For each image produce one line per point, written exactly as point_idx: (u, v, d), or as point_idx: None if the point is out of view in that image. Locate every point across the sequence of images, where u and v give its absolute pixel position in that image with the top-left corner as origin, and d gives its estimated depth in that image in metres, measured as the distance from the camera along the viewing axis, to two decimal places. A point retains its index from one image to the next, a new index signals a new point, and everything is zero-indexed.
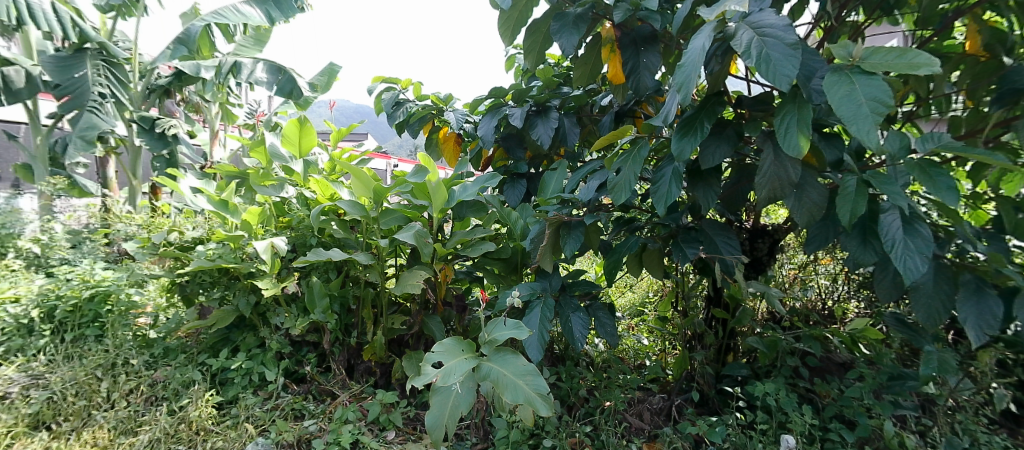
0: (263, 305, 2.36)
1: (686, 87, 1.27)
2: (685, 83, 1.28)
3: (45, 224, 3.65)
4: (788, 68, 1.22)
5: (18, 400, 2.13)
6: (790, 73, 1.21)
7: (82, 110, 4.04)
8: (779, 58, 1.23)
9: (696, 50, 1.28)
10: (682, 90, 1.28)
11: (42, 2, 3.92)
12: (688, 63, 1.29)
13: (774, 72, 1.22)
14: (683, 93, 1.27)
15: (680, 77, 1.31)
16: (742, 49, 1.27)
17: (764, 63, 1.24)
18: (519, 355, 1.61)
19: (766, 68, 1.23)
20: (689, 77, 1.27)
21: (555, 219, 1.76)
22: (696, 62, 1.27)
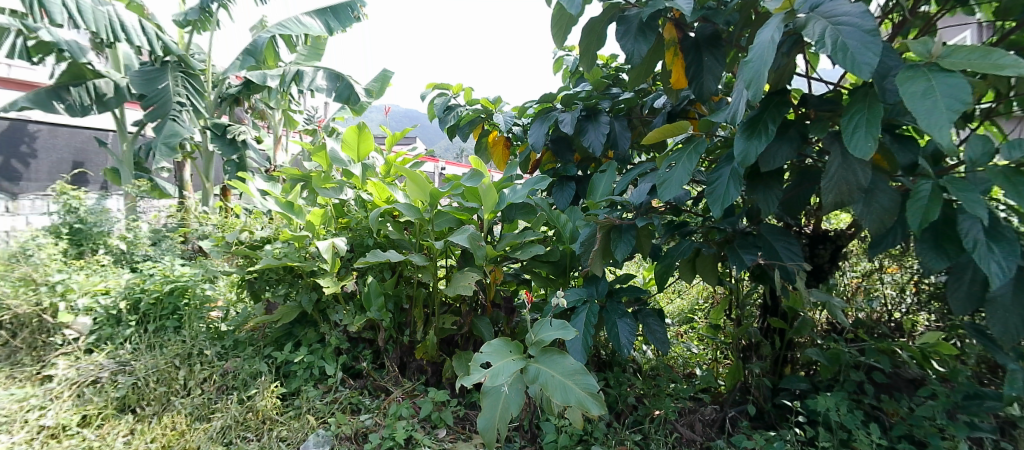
0: (323, 302, 2.48)
1: (756, 85, 1.24)
2: (753, 80, 1.25)
3: (131, 223, 3.96)
4: (867, 56, 1.18)
5: (109, 384, 2.33)
6: (869, 62, 1.17)
7: (166, 118, 4.36)
8: (857, 46, 1.19)
9: (764, 44, 1.25)
10: (750, 88, 1.26)
11: (132, 20, 4.27)
12: (756, 59, 1.26)
13: (853, 60, 1.18)
14: (752, 92, 1.25)
15: (747, 73, 1.28)
16: (816, 39, 1.24)
17: (840, 51, 1.21)
18: (567, 356, 1.63)
19: (843, 56, 1.20)
20: (758, 73, 1.24)
21: (605, 223, 1.76)
22: (764, 57, 1.24)
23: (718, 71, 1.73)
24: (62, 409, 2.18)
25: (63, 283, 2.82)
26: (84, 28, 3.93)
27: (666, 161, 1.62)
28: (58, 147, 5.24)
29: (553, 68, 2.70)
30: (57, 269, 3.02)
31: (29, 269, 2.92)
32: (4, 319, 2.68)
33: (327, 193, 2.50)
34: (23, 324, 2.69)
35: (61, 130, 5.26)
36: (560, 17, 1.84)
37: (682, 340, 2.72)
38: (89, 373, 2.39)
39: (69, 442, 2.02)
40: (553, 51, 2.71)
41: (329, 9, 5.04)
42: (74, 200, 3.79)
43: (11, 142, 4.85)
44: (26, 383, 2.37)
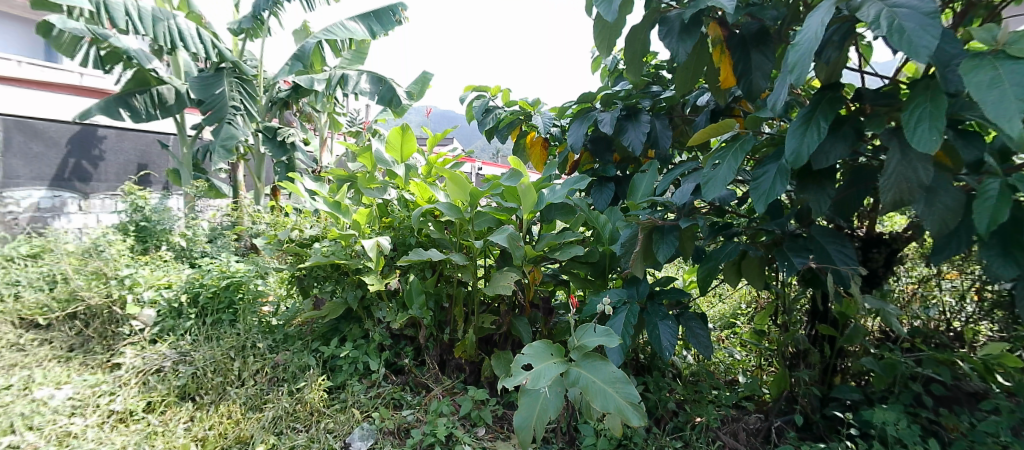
0: (367, 299, 2.55)
1: (800, 69, 1.22)
2: (798, 64, 1.23)
3: (190, 221, 4.18)
4: (926, 39, 1.13)
5: (171, 373, 2.47)
6: (929, 44, 1.12)
7: (222, 122, 4.58)
8: (915, 28, 1.14)
9: (813, 29, 1.22)
10: (794, 72, 1.23)
11: (189, 28, 4.49)
12: (803, 42, 1.23)
13: (910, 42, 1.13)
14: (796, 76, 1.23)
15: (793, 57, 1.25)
16: (870, 20, 1.21)
17: (896, 34, 1.16)
18: (609, 363, 1.62)
19: (899, 38, 1.15)
20: (803, 58, 1.22)
21: (647, 224, 1.74)
22: (813, 40, 1.21)
23: (767, 68, 1.68)
24: (130, 395, 2.32)
25: (130, 277, 3.02)
26: (142, 33, 4.17)
27: (711, 159, 1.59)
28: (125, 150, 5.57)
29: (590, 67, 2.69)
30: (125, 264, 3.23)
31: (101, 263, 3.13)
32: (78, 309, 2.90)
33: (371, 193, 2.56)
34: (95, 314, 2.89)
35: (128, 134, 5.59)
36: (602, 27, 1.81)
37: (724, 345, 2.66)
38: (153, 362, 2.54)
39: (136, 425, 2.16)
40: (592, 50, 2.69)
41: (372, 13, 5.17)
42: (140, 200, 4.04)
43: (83, 145, 5.19)
44: (97, 370, 2.54)
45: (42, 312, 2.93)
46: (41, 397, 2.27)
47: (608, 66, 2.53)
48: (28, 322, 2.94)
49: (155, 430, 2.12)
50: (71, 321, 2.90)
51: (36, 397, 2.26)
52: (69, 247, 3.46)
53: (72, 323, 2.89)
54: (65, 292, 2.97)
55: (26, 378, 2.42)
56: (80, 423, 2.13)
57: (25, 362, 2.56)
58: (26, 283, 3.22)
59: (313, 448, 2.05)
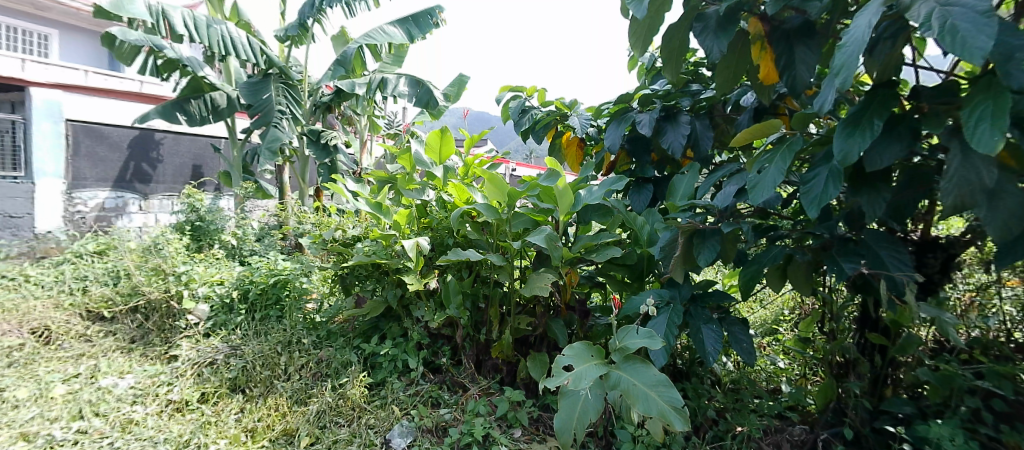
0: (406, 298, 2.59)
1: (848, 69, 1.17)
2: (845, 65, 1.18)
3: (240, 221, 4.36)
4: (983, 39, 1.07)
5: (223, 365, 2.59)
6: (985, 45, 1.06)
7: (269, 125, 4.76)
8: (970, 28, 1.09)
9: (862, 28, 1.17)
10: (841, 73, 1.18)
11: (240, 36, 4.68)
12: (851, 42, 1.18)
13: (964, 44, 1.08)
14: (842, 78, 1.18)
15: (839, 59, 1.21)
16: (920, 21, 1.15)
17: (949, 35, 1.11)
18: (651, 366, 1.61)
19: (952, 40, 1.10)
20: (850, 58, 1.17)
21: (687, 227, 1.70)
22: (861, 40, 1.16)
23: (812, 62, 1.62)
24: (186, 386, 2.44)
25: (186, 274, 3.17)
26: (198, 41, 4.39)
27: (756, 162, 1.55)
28: (181, 153, 5.85)
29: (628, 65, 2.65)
30: (182, 261, 3.40)
31: (160, 260, 3.31)
32: (140, 303, 3.06)
33: (410, 194, 2.60)
34: (154, 308, 3.05)
35: (183, 138, 5.87)
36: (637, 24, 1.72)
37: (766, 352, 2.58)
38: (207, 355, 2.66)
39: (191, 415, 2.26)
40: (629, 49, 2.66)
41: (411, 17, 5.27)
42: (196, 201, 4.26)
43: (143, 148, 5.47)
44: (156, 361, 2.69)
45: (106, 305, 3.12)
46: (106, 385, 2.41)
47: (646, 64, 2.49)
48: (94, 314, 3.13)
49: (208, 420, 2.22)
50: (132, 314, 3.08)
51: (102, 385, 2.41)
52: (132, 245, 3.67)
53: (134, 316, 3.07)
54: (128, 287, 3.15)
55: (92, 367, 2.58)
56: (140, 411, 2.25)
57: (92, 352, 2.73)
58: (93, 278, 3.43)
59: (355, 443, 2.10)
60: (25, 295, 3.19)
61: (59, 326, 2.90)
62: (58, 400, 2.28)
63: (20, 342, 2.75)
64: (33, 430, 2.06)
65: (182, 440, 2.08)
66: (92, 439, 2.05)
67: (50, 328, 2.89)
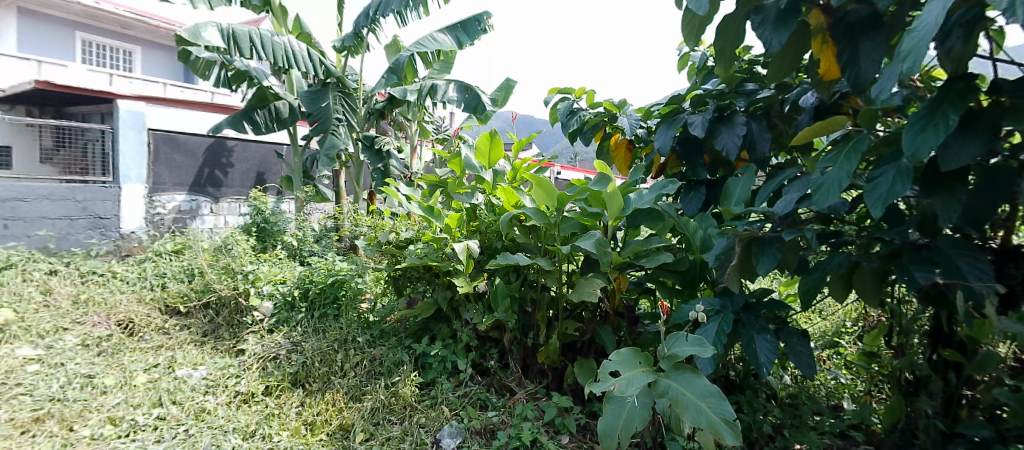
0: (456, 300, 2.64)
1: (916, 55, 1.10)
2: (914, 51, 1.11)
3: (300, 223, 4.57)
4: None
5: (285, 360, 2.72)
6: None
7: (327, 132, 4.98)
8: None
9: (935, 12, 1.09)
10: (909, 59, 1.11)
11: (300, 47, 4.89)
12: (922, 27, 1.11)
13: None
14: (909, 64, 1.11)
15: (909, 44, 1.13)
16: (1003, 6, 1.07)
17: None
18: (701, 375, 1.57)
19: None
20: (920, 43, 1.10)
21: (744, 236, 1.64)
22: (934, 24, 1.09)
23: (879, 57, 1.51)
24: (252, 379, 2.58)
25: (253, 272, 3.36)
26: (265, 58, 4.62)
27: (818, 162, 1.49)
28: (248, 159, 6.20)
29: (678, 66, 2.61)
30: (249, 260, 3.60)
31: (229, 260, 3.52)
32: (211, 300, 3.28)
33: (459, 198, 2.64)
34: (224, 304, 3.26)
35: (249, 145, 6.20)
36: (691, 17, 1.70)
37: (826, 366, 2.47)
38: (270, 350, 2.80)
39: (257, 406, 2.39)
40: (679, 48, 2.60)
41: (460, 24, 5.37)
42: (262, 204, 4.51)
43: (215, 155, 5.82)
44: (225, 354, 2.86)
45: (182, 300, 3.35)
46: (182, 375, 2.59)
47: (697, 63, 2.43)
48: (171, 309, 3.36)
49: (272, 412, 2.34)
50: (205, 310, 3.29)
51: (178, 375, 2.58)
52: (205, 245, 3.93)
53: (206, 311, 3.28)
54: (201, 284, 3.37)
55: (169, 358, 2.77)
56: (212, 400, 2.40)
57: (169, 343, 2.94)
58: (170, 275, 3.69)
59: (406, 440, 2.16)
60: (113, 290, 3.47)
61: (140, 319, 3.14)
62: (140, 387, 2.46)
63: (108, 333, 2.99)
64: (119, 414, 2.24)
65: (249, 430, 2.20)
66: (170, 425, 2.20)
67: (134, 320, 3.13)
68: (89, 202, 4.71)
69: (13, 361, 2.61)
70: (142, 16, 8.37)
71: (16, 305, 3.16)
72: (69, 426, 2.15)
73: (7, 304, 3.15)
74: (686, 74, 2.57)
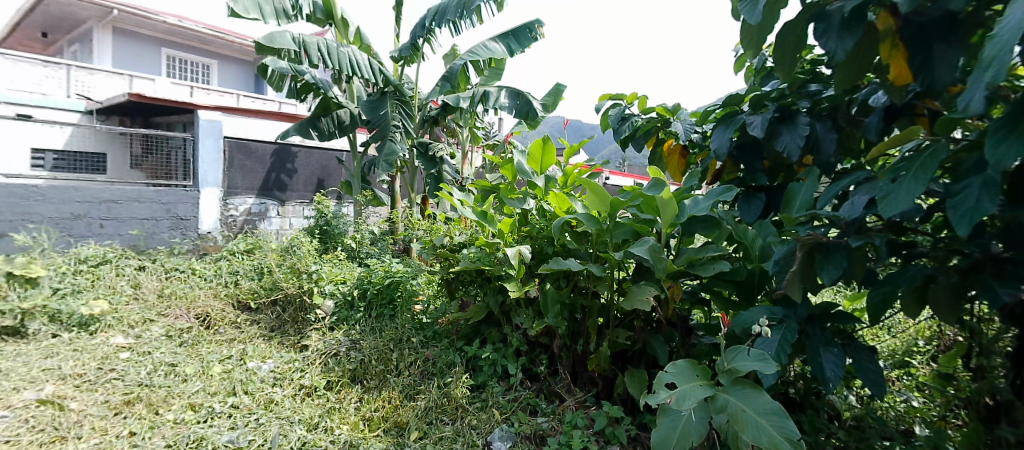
0: (507, 305, 2.67)
1: (1000, 61, 1.04)
2: (997, 58, 1.05)
3: (359, 226, 4.76)
4: None
5: (344, 357, 2.85)
6: None
7: (384, 139, 5.13)
8: None
9: (1019, 16, 1.02)
10: (993, 68, 1.05)
11: (361, 57, 5.08)
12: (1005, 30, 1.05)
13: None
14: (994, 71, 1.05)
15: (991, 51, 1.07)
16: None
17: None
18: (762, 392, 1.54)
19: None
20: (1003, 49, 1.04)
21: (808, 241, 1.59)
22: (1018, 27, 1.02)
23: (956, 59, 1.44)
24: (315, 373, 2.71)
25: (316, 272, 3.52)
26: (331, 65, 4.84)
27: (889, 171, 1.43)
28: (311, 165, 6.50)
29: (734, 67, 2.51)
30: (312, 261, 3.78)
31: (295, 260, 3.71)
32: (279, 297, 3.48)
33: (512, 203, 2.65)
34: (290, 301, 3.46)
35: (313, 151, 6.51)
36: (748, 27, 1.64)
37: (895, 387, 2.33)
38: (332, 347, 2.94)
39: (319, 400, 2.51)
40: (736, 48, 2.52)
41: (511, 32, 5.45)
42: (324, 208, 4.73)
43: (281, 161, 6.14)
44: (290, 349, 3.02)
45: (253, 296, 3.57)
46: (253, 367, 2.75)
47: (756, 64, 2.34)
48: (243, 304, 3.59)
49: (333, 406, 2.45)
50: (273, 306, 3.49)
51: (249, 367, 2.74)
52: (273, 246, 4.16)
53: (274, 307, 3.48)
54: (270, 282, 3.59)
55: (241, 350, 2.95)
56: (279, 392, 2.53)
57: (240, 337, 3.13)
58: (242, 273, 3.93)
59: (458, 441, 2.21)
60: (192, 285, 3.74)
61: (216, 313, 3.37)
62: (216, 376, 2.64)
63: (188, 326, 3.22)
64: (198, 401, 2.40)
65: (313, 422, 2.31)
66: (243, 414, 2.34)
67: (210, 314, 3.36)
68: (172, 204, 5.08)
69: (108, 348, 2.86)
70: (219, 32, 8.96)
71: (110, 297, 3.47)
72: (155, 410, 2.33)
73: (103, 296, 3.46)
74: (743, 75, 2.48)
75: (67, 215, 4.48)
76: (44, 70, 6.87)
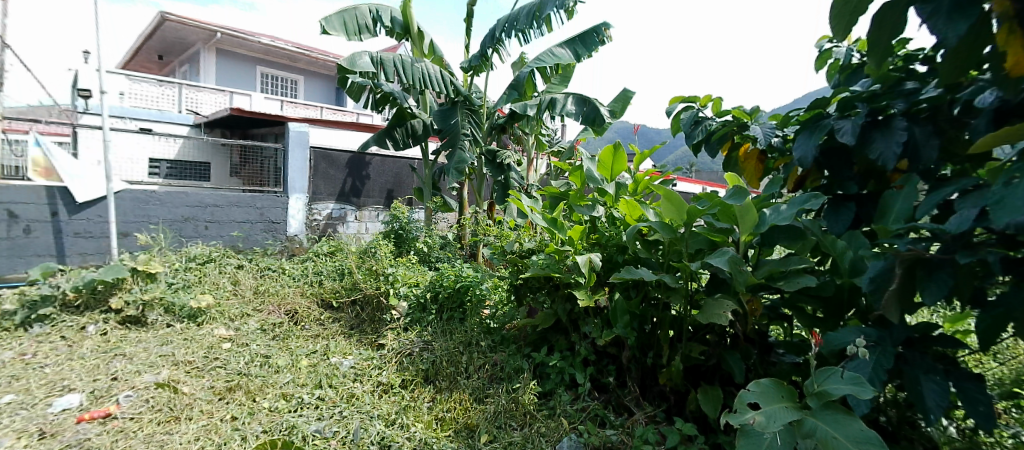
0: (576, 313, 2.65)
1: None
2: None
3: (430, 231, 4.93)
4: None
5: (417, 357, 2.96)
6: None
7: (455, 148, 5.27)
8: None
9: None
10: None
11: (432, 69, 5.27)
12: None
13: None
14: None
15: None
16: None
17: None
18: (856, 419, 1.45)
19: None
20: None
21: (908, 257, 1.47)
22: None
23: None
24: (391, 371, 2.83)
25: (392, 274, 3.68)
26: (406, 80, 5.06)
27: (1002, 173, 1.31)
28: (385, 172, 6.68)
29: (816, 64, 2.36)
30: (388, 263, 3.94)
31: (373, 263, 3.90)
32: (358, 297, 3.69)
33: (581, 210, 2.64)
34: (368, 302, 3.65)
35: (388, 159, 6.74)
36: (841, 3, 1.33)
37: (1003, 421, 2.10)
38: (406, 346, 3.07)
39: (395, 397, 2.62)
40: (817, 43, 2.36)
41: (578, 37, 5.47)
42: (399, 213, 4.95)
43: (357, 168, 6.35)
44: (368, 347, 3.18)
45: (335, 295, 3.80)
46: (335, 362, 2.92)
47: (841, 61, 2.19)
48: (326, 303, 3.83)
49: (408, 404, 2.55)
50: (353, 305, 3.70)
51: (331, 362, 2.91)
52: (353, 248, 4.39)
53: (354, 307, 3.69)
54: (350, 283, 3.80)
55: (324, 346, 3.13)
56: (359, 387, 2.67)
57: (324, 333, 3.33)
58: (326, 274, 4.17)
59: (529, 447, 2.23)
60: (283, 284, 4.03)
61: (302, 310, 3.61)
62: (304, 369, 2.82)
63: (280, 321, 3.48)
64: (290, 391, 2.58)
65: (390, 418, 2.42)
66: (329, 406, 2.49)
67: (298, 311, 3.61)
68: (266, 208, 5.53)
69: (212, 339, 3.14)
70: (304, 49, 9.56)
71: (214, 292, 3.81)
72: (253, 398, 2.53)
73: (208, 291, 3.81)
74: (827, 74, 2.33)
75: (179, 218, 5.04)
76: (159, 88, 7.64)
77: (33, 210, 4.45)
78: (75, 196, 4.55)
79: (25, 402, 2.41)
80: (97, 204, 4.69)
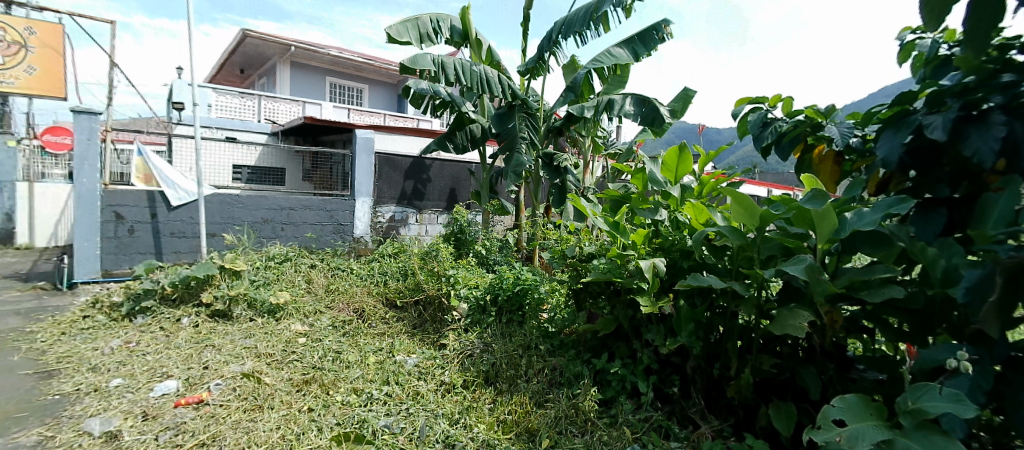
0: (638, 320, 2.62)
1: None
2: None
3: (487, 233, 5.00)
4: None
5: (478, 358, 3.01)
6: None
7: (512, 151, 5.32)
8: None
9: None
10: None
11: (492, 73, 5.35)
12: None
13: None
14: None
15: None
16: None
17: None
18: (954, 442, 1.35)
19: None
20: None
21: (1009, 264, 1.35)
22: None
23: None
24: (453, 371, 2.89)
25: (453, 276, 3.76)
26: (465, 81, 5.17)
27: None
28: (444, 176, 6.86)
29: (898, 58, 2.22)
30: (449, 265, 4.02)
31: (435, 264, 4.00)
32: (420, 298, 3.79)
33: (643, 213, 2.61)
34: (430, 303, 3.75)
35: (447, 164, 6.89)
36: None
37: None
38: (467, 347, 3.13)
39: (457, 397, 2.67)
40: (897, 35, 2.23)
41: (637, 36, 5.40)
42: (459, 217, 5.06)
43: (417, 171, 6.53)
44: (430, 346, 3.26)
45: (398, 295, 3.94)
46: (400, 360, 3.01)
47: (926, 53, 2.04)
48: (390, 302, 3.97)
49: (470, 404, 2.60)
50: (416, 305, 3.82)
51: (397, 360, 3.01)
52: (414, 249, 4.52)
53: (417, 307, 3.81)
54: (413, 283, 3.92)
55: (389, 344, 3.25)
56: (424, 385, 2.75)
57: (389, 332, 3.45)
58: (390, 274, 4.32)
59: None
60: (351, 283, 4.21)
61: (369, 308, 3.75)
62: (372, 365, 2.94)
63: (349, 319, 3.64)
64: (360, 386, 2.69)
65: (454, 417, 2.48)
66: (396, 402, 2.58)
67: (365, 310, 3.76)
68: (335, 211, 5.78)
69: (289, 334, 3.33)
70: (369, 59, 9.93)
71: (290, 290, 4.05)
72: (327, 390, 2.66)
73: (285, 288, 4.06)
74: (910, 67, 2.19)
75: (258, 220, 5.37)
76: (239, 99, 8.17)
77: (134, 212, 4.86)
78: (170, 199, 4.92)
79: (130, 386, 2.64)
80: (189, 206, 5.06)
